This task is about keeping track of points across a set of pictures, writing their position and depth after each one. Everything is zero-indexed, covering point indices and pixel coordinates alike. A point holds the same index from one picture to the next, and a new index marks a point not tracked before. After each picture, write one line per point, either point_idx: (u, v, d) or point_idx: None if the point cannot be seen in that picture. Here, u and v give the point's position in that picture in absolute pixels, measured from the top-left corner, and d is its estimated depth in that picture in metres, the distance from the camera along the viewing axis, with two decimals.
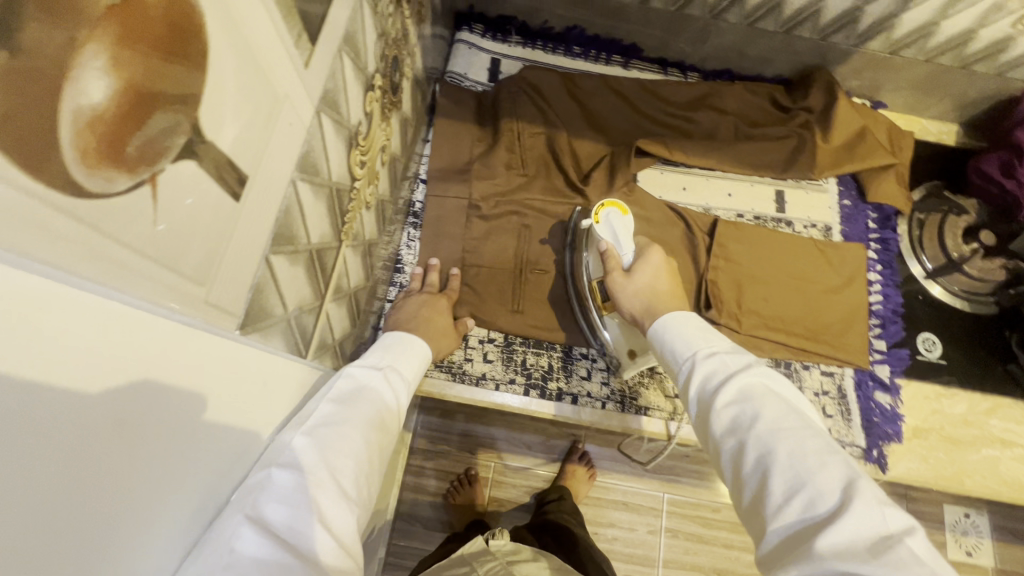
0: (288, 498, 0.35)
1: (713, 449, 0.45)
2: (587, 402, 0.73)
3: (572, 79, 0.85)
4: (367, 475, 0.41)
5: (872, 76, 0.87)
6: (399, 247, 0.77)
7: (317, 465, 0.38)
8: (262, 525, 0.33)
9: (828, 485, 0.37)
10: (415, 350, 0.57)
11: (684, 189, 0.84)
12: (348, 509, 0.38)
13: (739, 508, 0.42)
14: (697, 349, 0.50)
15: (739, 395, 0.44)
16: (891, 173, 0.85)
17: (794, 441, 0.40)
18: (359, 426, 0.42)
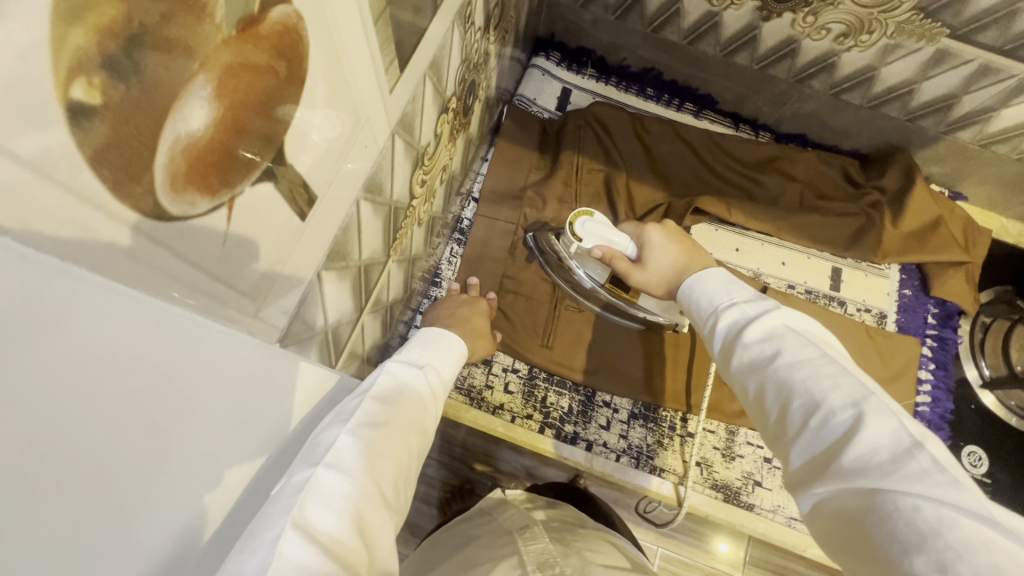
0: (334, 504, 0.32)
1: (736, 384, 0.43)
2: (602, 452, 0.70)
3: (641, 121, 0.84)
4: (401, 485, 0.38)
5: (955, 166, 0.83)
6: (440, 261, 0.77)
7: (362, 472, 0.34)
8: (307, 529, 0.30)
9: (842, 402, 0.35)
10: (453, 349, 0.54)
11: (737, 250, 0.82)
12: (389, 518, 0.35)
13: (766, 433, 0.41)
14: (715, 301, 0.46)
15: (760, 336, 0.41)
16: (961, 270, 0.80)
17: (815, 373, 0.37)
18: (397, 427, 0.39)
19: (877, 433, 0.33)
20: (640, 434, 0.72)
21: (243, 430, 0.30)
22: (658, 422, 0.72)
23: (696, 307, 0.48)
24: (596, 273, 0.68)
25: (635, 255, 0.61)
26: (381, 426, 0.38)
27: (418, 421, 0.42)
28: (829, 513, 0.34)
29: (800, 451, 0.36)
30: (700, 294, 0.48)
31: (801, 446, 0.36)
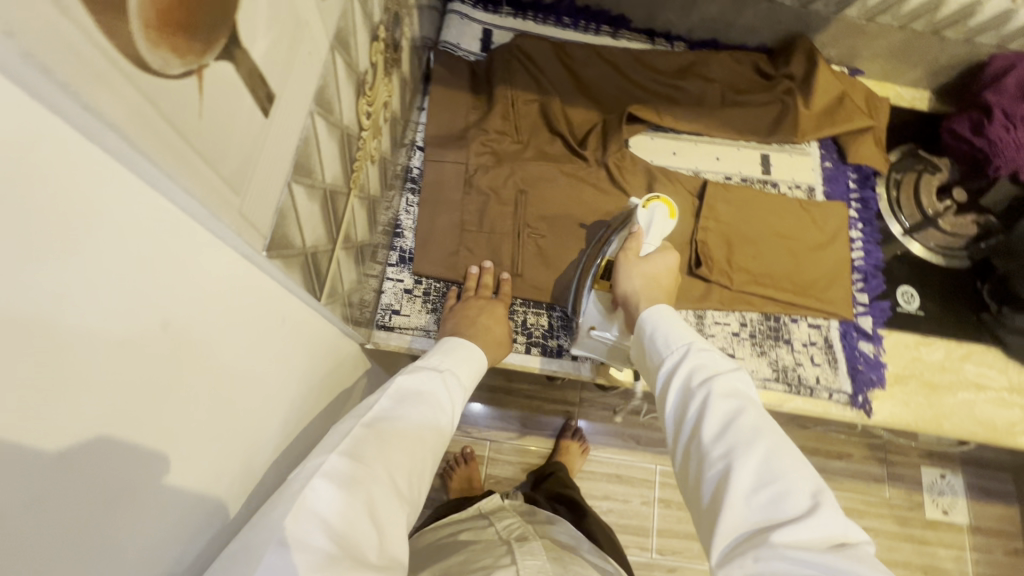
0: (344, 483, 0.38)
1: (687, 439, 0.45)
2: (587, 358, 0.75)
3: (564, 48, 0.87)
4: (415, 479, 0.44)
5: (848, 44, 0.91)
6: (398, 212, 0.77)
7: (376, 462, 0.41)
8: (316, 509, 0.36)
9: (789, 485, 0.39)
10: (474, 355, 0.60)
11: (674, 154, 0.87)
12: (400, 507, 0.41)
13: (694, 500, 0.44)
14: (691, 341, 0.51)
15: (726, 394, 0.45)
16: (869, 135, 0.88)
17: (770, 445, 0.41)
18: (415, 424, 0.46)
19: (818, 525, 0.36)
20: None
21: (202, 313, 0.29)
22: None
23: (664, 354, 0.52)
24: (613, 250, 0.72)
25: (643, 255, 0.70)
26: (394, 426, 0.44)
27: (433, 420, 0.48)
28: None
29: (737, 520, 0.38)
30: (676, 341, 0.52)
31: (740, 515, 0.39)
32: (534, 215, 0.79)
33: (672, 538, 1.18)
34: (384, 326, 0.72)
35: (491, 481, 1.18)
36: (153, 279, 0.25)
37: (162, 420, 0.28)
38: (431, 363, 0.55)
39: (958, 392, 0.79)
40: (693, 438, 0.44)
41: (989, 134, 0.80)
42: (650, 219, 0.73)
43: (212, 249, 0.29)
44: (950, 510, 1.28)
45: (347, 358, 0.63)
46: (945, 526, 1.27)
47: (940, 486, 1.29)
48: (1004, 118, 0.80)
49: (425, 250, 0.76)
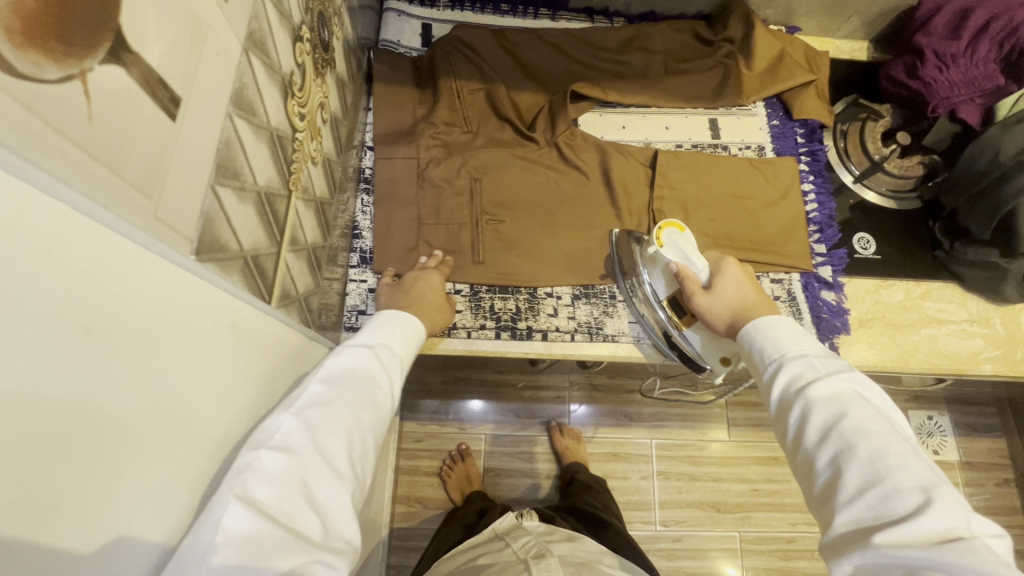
0: (274, 477, 0.38)
1: (794, 441, 0.48)
2: (557, 337, 0.76)
3: (504, 35, 0.87)
4: (356, 458, 0.44)
5: (782, 3, 0.93)
6: (354, 213, 0.77)
7: (306, 447, 0.41)
8: (251, 503, 0.36)
9: (905, 481, 0.40)
10: (410, 326, 0.59)
11: (623, 127, 0.88)
12: (341, 486, 0.41)
13: (810, 500, 0.46)
14: (785, 349, 0.53)
15: (829, 395, 0.47)
16: (811, 89, 0.90)
17: (878, 443, 0.42)
18: (349, 401, 0.46)
19: (938, 521, 0.37)
20: (586, 310, 0.77)
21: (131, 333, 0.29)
22: (599, 296, 0.78)
23: (766, 362, 0.54)
24: (661, 289, 0.71)
25: (707, 280, 0.66)
26: (326, 408, 0.44)
27: (369, 397, 0.48)
28: None
29: (850, 519, 0.40)
30: (784, 347, 0.53)
31: (851, 514, 0.40)
32: (490, 201, 0.80)
33: (675, 508, 1.21)
34: (353, 327, 0.73)
35: (491, 474, 1.20)
36: (71, 295, 0.25)
37: (103, 451, 0.28)
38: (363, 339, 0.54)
39: (921, 329, 0.82)
40: (800, 448, 0.47)
41: (923, 75, 0.82)
42: (675, 249, 0.68)
43: (137, 259, 0.29)
44: (941, 449, 1.33)
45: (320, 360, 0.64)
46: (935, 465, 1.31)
47: (929, 428, 1.34)
48: (935, 59, 0.82)
49: (384, 248, 0.76)
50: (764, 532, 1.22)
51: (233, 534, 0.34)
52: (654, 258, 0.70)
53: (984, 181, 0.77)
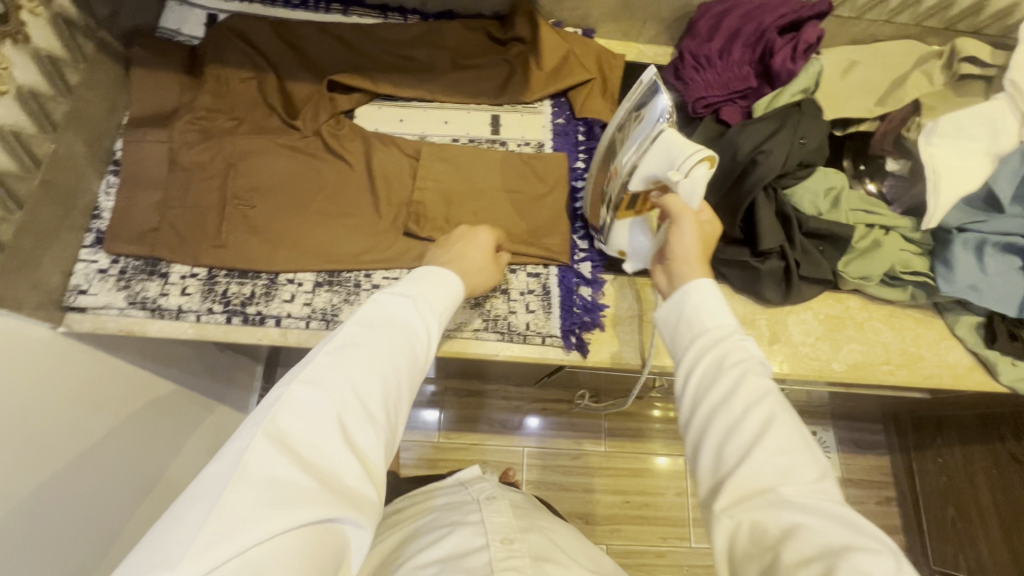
0: (304, 414, 0.45)
1: (710, 399, 0.51)
2: (290, 323, 0.75)
3: (285, 27, 0.88)
4: (389, 403, 0.50)
5: (572, 6, 0.94)
6: (95, 195, 0.77)
7: (339, 395, 0.47)
8: (284, 442, 0.44)
9: (810, 458, 0.46)
10: (449, 281, 0.60)
11: (401, 121, 0.88)
12: (371, 430, 0.47)
13: (705, 456, 0.50)
14: (728, 318, 0.55)
15: (756, 371, 0.51)
16: (595, 90, 0.91)
17: (788, 420, 0.48)
18: (379, 352, 0.51)
19: (826, 490, 0.45)
20: (326, 297, 0.76)
21: None
22: (342, 284, 0.77)
23: (705, 328, 0.55)
24: (643, 184, 0.69)
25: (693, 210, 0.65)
26: (351, 358, 0.49)
27: (404, 349, 0.52)
28: (749, 532, 0.44)
29: (755, 477, 0.46)
30: (722, 320, 0.55)
31: (758, 478, 0.46)
32: (244, 186, 0.79)
33: None
34: (75, 308, 0.72)
35: None
36: None
37: None
38: (406, 293, 0.56)
39: None
40: (723, 409, 0.50)
41: (683, 76, 0.83)
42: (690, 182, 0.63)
43: None
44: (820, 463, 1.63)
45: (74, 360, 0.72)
46: None
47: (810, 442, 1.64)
48: (692, 59, 0.83)
49: (121, 230, 0.75)
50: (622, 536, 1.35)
51: (260, 472, 0.41)
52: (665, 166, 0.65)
53: (728, 178, 0.77)
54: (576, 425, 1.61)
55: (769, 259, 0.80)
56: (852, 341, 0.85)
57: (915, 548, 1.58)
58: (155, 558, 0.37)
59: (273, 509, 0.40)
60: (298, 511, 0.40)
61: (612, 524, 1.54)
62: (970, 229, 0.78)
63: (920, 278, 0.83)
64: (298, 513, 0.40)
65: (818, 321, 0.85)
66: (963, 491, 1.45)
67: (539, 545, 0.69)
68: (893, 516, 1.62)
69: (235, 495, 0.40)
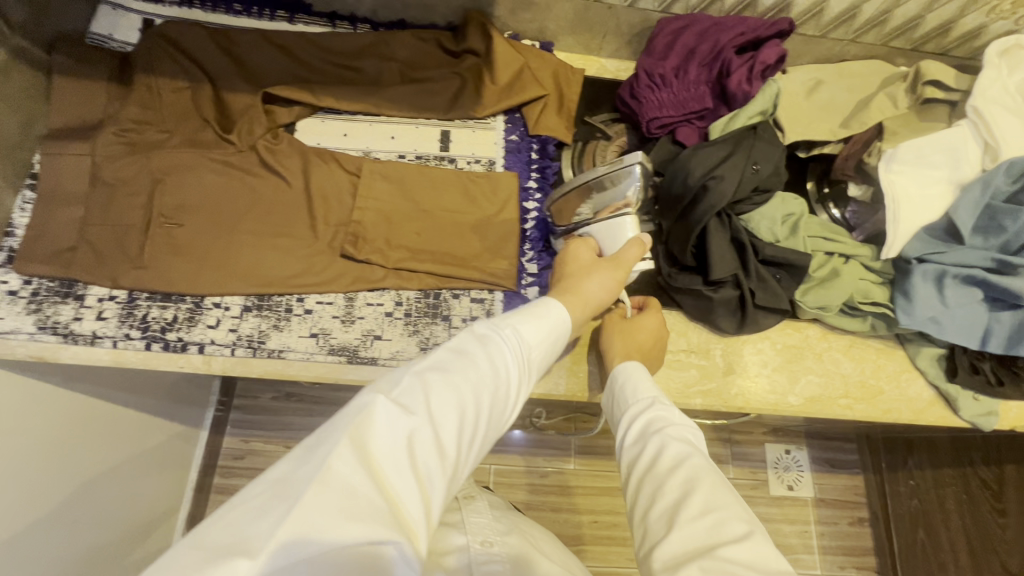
0: (385, 425, 0.40)
1: (640, 465, 0.55)
2: (214, 350, 0.70)
3: (225, 35, 0.84)
4: (464, 437, 0.43)
5: (528, 17, 0.90)
6: (8, 210, 0.72)
7: (419, 412, 0.41)
8: (361, 449, 0.38)
9: (738, 520, 0.47)
10: (554, 312, 0.53)
11: (344, 135, 0.84)
12: (440, 464, 0.41)
13: (642, 525, 0.51)
14: (656, 394, 0.62)
15: (682, 438, 0.56)
16: (550, 106, 0.88)
17: (711, 482, 0.50)
18: (470, 375, 0.45)
19: (751, 550, 0.44)
20: (254, 323, 0.72)
21: None
22: (272, 309, 0.73)
23: (628, 402, 0.63)
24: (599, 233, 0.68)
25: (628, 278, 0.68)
26: (446, 378, 0.45)
27: (489, 375, 0.46)
28: None
29: (686, 540, 0.47)
30: (641, 393, 0.62)
31: (689, 538, 0.47)
32: (171, 202, 0.75)
33: None
34: None
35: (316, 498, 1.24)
36: None
37: None
38: (509, 320, 0.51)
39: None
40: (652, 473, 0.53)
41: (638, 94, 0.79)
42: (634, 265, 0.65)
43: None
44: (797, 484, 1.62)
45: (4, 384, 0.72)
46: (788, 499, 1.60)
47: (785, 461, 1.63)
48: (646, 78, 0.79)
49: (34, 248, 0.71)
50: None
51: (339, 474, 0.36)
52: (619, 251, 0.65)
53: (679, 205, 0.74)
54: (545, 442, 1.57)
55: (722, 288, 0.77)
56: (810, 372, 0.81)
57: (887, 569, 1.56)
58: (221, 542, 0.33)
59: (338, 521, 0.34)
60: (357, 532, 0.34)
61: (581, 544, 1.50)
62: (930, 259, 0.75)
63: (880, 309, 0.79)
64: (351, 532, 0.34)
65: (775, 351, 0.82)
66: (934, 514, 1.44)
67: (518, 545, 0.64)
68: (864, 537, 1.60)
69: (312, 498, 0.35)
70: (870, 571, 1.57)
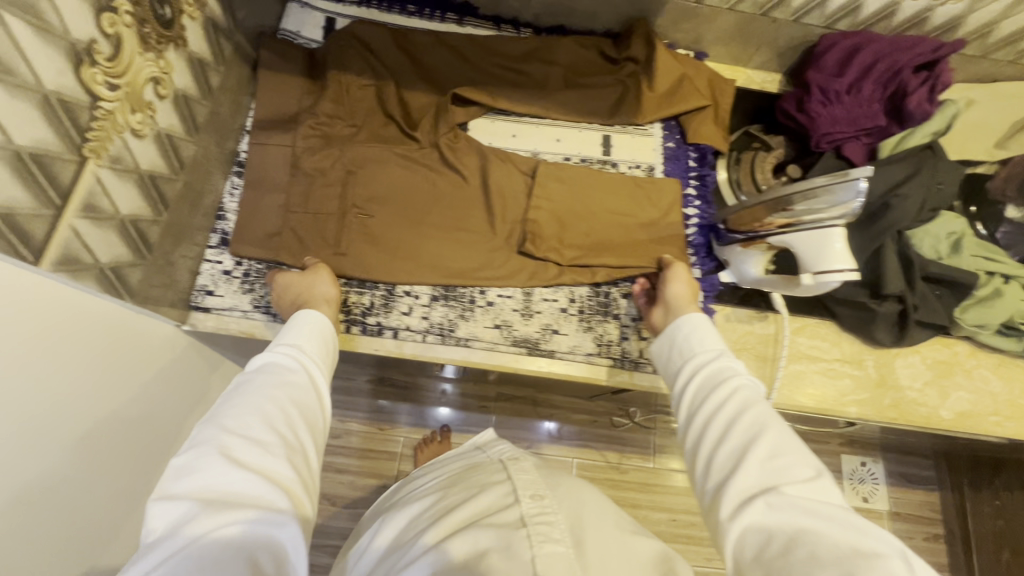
0: (179, 469, 0.45)
1: (699, 424, 0.54)
2: (408, 335, 0.76)
3: (404, 35, 0.88)
4: (280, 427, 0.50)
5: (689, 28, 0.93)
6: (221, 195, 0.77)
7: (215, 434, 0.47)
8: (169, 497, 0.43)
9: (805, 464, 0.46)
10: (308, 317, 0.63)
11: (513, 136, 0.88)
12: (273, 451, 0.47)
13: (700, 490, 0.51)
14: (719, 346, 0.60)
15: (735, 389, 0.54)
16: (709, 115, 0.90)
17: (778, 427, 0.49)
18: (255, 391, 0.51)
19: (818, 492, 0.44)
20: (442, 312, 0.77)
21: None
22: (457, 299, 0.78)
23: (694, 351, 0.61)
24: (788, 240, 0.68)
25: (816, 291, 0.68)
26: (227, 406, 0.50)
27: (273, 386, 0.53)
28: (750, 535, 0.43)
29: (746, 482, 0.46)
30: (708, 343, 0.61)
31: (748, 481, 0.46)
32: (363, 194, 0.80)
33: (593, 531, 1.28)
34: (200, 307, 0.74)
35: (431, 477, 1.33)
36: None
37: None
38: (278, 342, 0.59)
39: (789, 364, 0.82)
40: (715, 424, 0.52)
41: (808, 109, 0.82)
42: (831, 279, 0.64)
43: None
44: (870, 496, 1.62)
45: (81, 317, 0.53)
46: (863, 511, 1.60)
47: (860, 474, 1.62)
48: (820, 93, 0.81)
49: (244, 230, 0.76)
50: None
51: (155, 514, 0.42)
52: (813, 265, 0.65)
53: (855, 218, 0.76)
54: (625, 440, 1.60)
55: (887, 301, 0.79)
56: (960, 388, 0.83)
57: None
58: None
59: (179, 541, 0.40)
60: (213, 526, 0.41)
61: None
62: None
63: None
64: (210, 522, 0.41)
65: (926, 365, 0.84)
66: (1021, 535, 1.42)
67: (574, 495, 0.58)
68: (939, 553, 1.60)
69: (147, 551, 0.40)
70: None
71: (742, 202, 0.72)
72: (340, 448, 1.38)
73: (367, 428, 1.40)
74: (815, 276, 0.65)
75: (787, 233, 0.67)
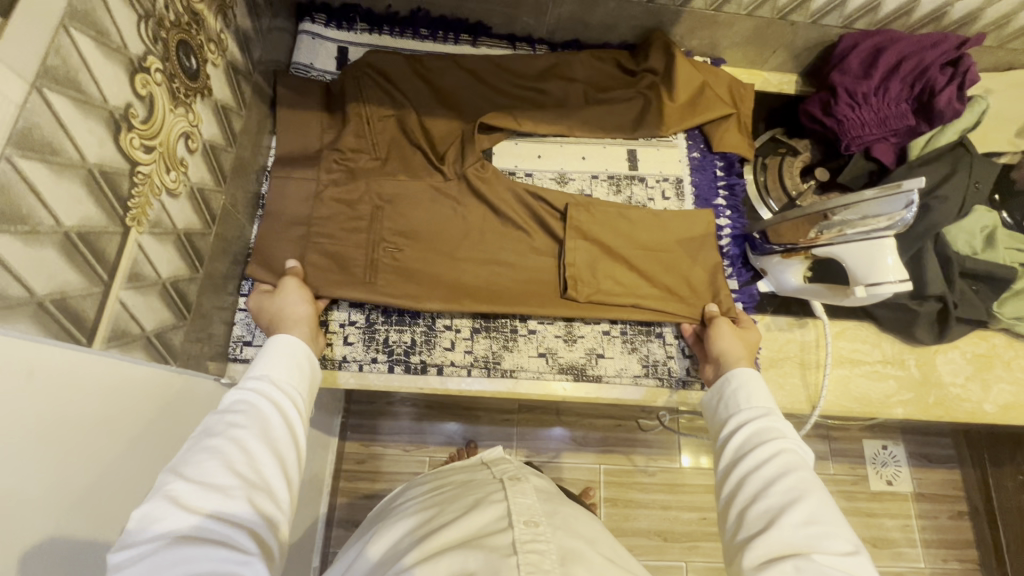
0: (139, 517, 0.42)
1: (736, 477, 0.55)
2: (453, 371, 0.74)
3: (420, 60, 0.86)
4: (245, 466, 0.47)
5: (706, 35, 0.91)
6: (249, 240, 0.76)
7: (177, 479, 0.44)
8: (127, 544, 0.41)
9: (839, 536, 0.47)
10: (282, 350, 0.60)
11: (539, 157, 0.87)
12: (238, 492, 0.45)
13: (730, 538, 0.52)
14: (770, 406, 0.61)
15: (776, 449, 0.55)
16: (733, 123, 0.89)
17: (820, 495, 0.50)
18: (223, 431, 0.49)
19: (855, 568, 0.45)
20: (485, 344, 0.76)
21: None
22: (499, 330, 0.77)
23: (740, 408, 0.62)
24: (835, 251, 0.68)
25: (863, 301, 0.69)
26: (195, 448, 0.47)
27: (240, 424, 0.50)
28: None
29: (779, 544, 0.47)
30: (757, 401, 0.62)
31: (779, 541, 0.47)
32: (393, 228, 0.78)
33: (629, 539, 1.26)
34: (239, 359, 0.72)
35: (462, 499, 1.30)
36: None
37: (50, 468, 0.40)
38: (252, 376, 0.56)
39: (833, 368, 0.81)
40: (753, 481, 0.53)
41: (836, 113, 0.81)
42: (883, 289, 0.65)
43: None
44: (894, 479, 1.61)
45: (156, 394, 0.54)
46: (889, 494, 1.60)
47: (882, 457, 1.62)
48: (847, 97, 0.81)
49: (270, 267, 0.73)
50: (712, 563, 1.42)
51: (115, 561, 0.40)
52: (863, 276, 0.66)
53: None
54: None
55: (927, 301, 0.79)
56: (1002, 380, 0.83)
57: (990, 562, 1.57)
58: None
59: None
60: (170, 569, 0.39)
61: None
62: None
63: None
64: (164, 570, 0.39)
65: (966, 360, 0.84)
66: None
67: (567, 525, 0.55)
68: (965, 530, 1.61)
69: None
70: (972, 563, 1.58)
71: (784, 215, 0.72)
72: (367, 475, 1.36)
73: (392, 453, 1.38)
74: (868, 288, 0.66)
75: (837, 247, 0.67)
